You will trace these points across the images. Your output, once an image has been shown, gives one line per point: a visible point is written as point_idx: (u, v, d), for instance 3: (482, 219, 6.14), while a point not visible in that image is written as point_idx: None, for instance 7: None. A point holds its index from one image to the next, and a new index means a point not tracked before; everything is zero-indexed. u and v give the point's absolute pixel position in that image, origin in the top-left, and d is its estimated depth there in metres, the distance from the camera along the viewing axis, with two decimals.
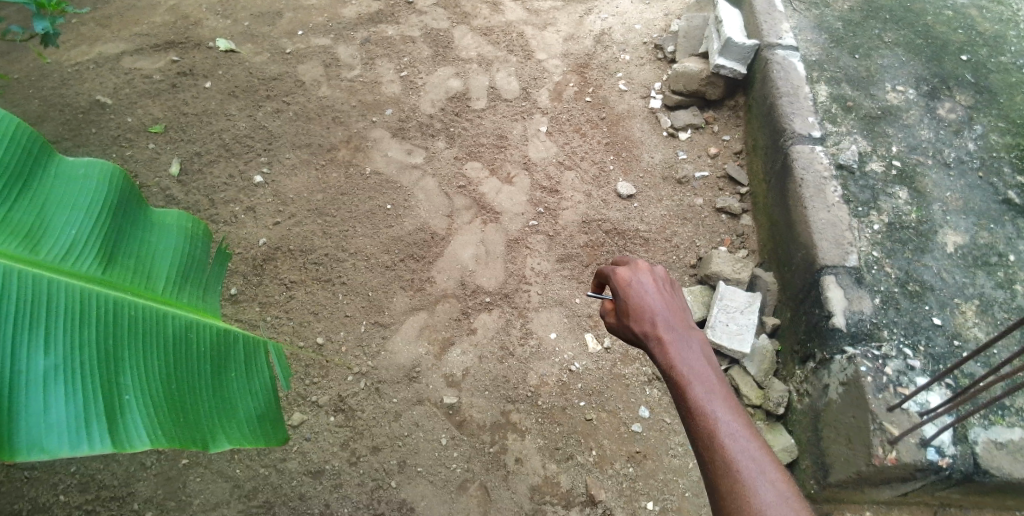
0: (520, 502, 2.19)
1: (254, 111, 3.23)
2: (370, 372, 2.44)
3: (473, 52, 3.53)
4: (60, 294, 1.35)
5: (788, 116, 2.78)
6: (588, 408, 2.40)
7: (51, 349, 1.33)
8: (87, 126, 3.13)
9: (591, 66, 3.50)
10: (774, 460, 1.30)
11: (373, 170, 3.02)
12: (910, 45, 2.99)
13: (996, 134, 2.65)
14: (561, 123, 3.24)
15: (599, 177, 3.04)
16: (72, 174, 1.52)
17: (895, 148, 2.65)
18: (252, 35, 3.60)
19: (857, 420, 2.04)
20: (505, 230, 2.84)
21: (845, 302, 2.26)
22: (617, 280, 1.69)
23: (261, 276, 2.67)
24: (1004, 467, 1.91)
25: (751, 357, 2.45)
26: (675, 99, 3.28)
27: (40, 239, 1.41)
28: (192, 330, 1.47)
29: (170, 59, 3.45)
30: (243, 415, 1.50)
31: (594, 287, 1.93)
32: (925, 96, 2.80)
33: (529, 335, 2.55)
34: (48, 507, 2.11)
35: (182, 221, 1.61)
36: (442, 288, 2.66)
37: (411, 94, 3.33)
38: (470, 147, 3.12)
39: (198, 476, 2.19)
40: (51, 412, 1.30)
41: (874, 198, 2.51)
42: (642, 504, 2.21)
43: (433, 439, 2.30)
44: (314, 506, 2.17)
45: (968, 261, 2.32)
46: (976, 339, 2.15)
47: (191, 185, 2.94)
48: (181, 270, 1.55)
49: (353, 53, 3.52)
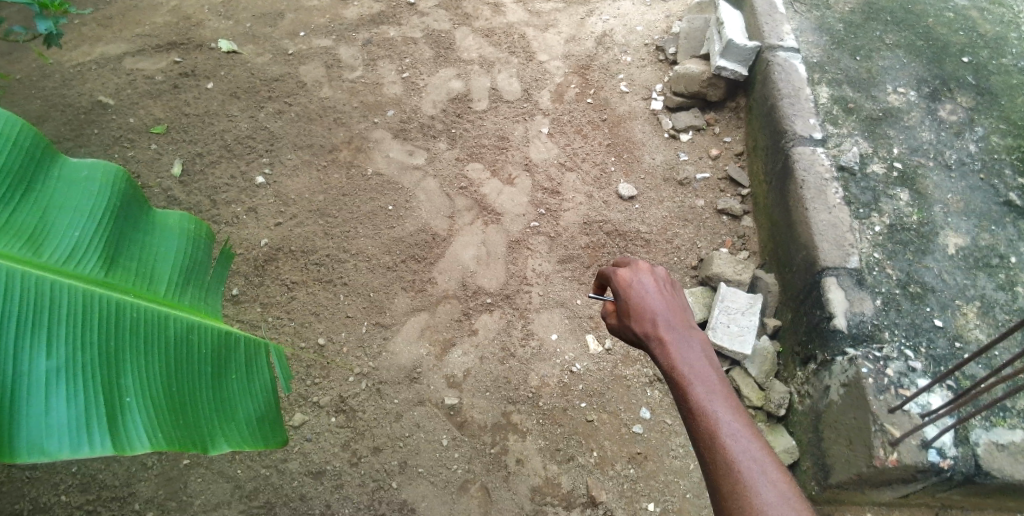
0: (520, 503, 2.19)
1: (256, 112, 3.24)
2: (370, 373, 2.44)
3: (474, 53, 3.53)
4: (63, 295, 1.36)
5: (789, 117, 2.79)
6: (589, 409, 2.40)
7: (53, 351, 1.33)
8: (89, 127, 3.13)
9: (592, 68, 3.50)
10: (775, 460, 1.30)
11: (375, 171, 3.02)
12: (911, 46, 3.00)
13: (997, 136, 2.65)
14: (562, 124, 3.24)
15: (600, 178, 3.04)
16: (74, 177, 1.53)
17: (896, 149, 2.65)
18: (253, 36, 3.60)
19: (857, 421, 2.04)
20: (506, 231, 2.84)
21: (846, 304, 2.26)
22: (619, 281, 1.69)
23: (262, 277, 2.67)
24: (1005, 468, 1.91)
25: (751, 358, 2.45)
26: (676, 100, 3.29)
27: (42, 241, 1.41)
28: (194, 332, 1.47)
29: (172, 60, 3.46)
30: (243, 417, 1.51)
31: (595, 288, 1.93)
32: (926, 98, 2.80)
33: (530, 336, 2.55)
34: (48, 507, 2.11)
35: (184, 222, 1.62)
36: (442, 289, 2.66)
37: (412, 95, 3.33)
38: (471, 148, 3.12)
39: (198, 476, 2.19)
40: (52, 414, 1.30)
41: (875, 200, 2.51)
42: (643, 505, 2.21)
43: (434, 440, 2.30)
44: (314, 506, 2.17)
45: (969, 262, 2.32)
46: (977, 341, 2.15)
47: (192, 186, 2.95)
48: (182, 272, 1.55)
49: (355, 54, 3.52)
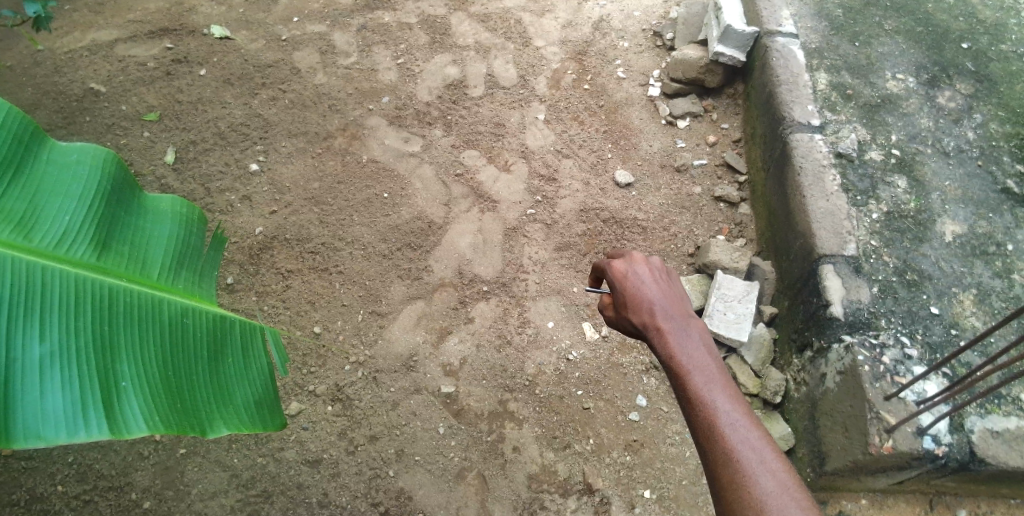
0: (517, 491, 2.20)
1: (249, 99, 3.21)
2: (367, 361, 2.43)
3: (470, 39, 3.50)
4: (54, 283, 1.34)
5: (787, 103, 2.78)
6: (585, 397, 2.40)
7: (46, 336, 1.32)
8: (81, 115, 3.10)
9: (589, 53, 3.47)
10: (775, 448, 1.30)
11: (370, 158, 3.00)
12: (910, 32, 2.97)
13: (996, 123, 2.64)
14: (559, 111, 3.22)
15: (596, 165, 3.02)
16: (64, 161, 1.51)
17: (895, 136, 2.64)
18: (247, 22, 3.56)
19: (853, 409, 2.05)
20: (503, 219, 2.83)
21: (842, 291, 2.26)
22: (613, 274, 1.68)
23: (257, 266, 2.66)
24: (1000, 456, 1.91)
25: (748, 347, 2.45)
26: (673, 87, 3.27)
27: (33, 226, 1.40)
28: (188, 317, 1.47)
29: (164, 46, 3.41)
30: (241, 402, 1.50)
31: (591, 279, 1.93)
32: (925, 85, 2.78)
33: (527, 324, 2.55)
34: (46, 497, 2.12)
35: (177, 207, 1.61)
36: (438, 277, 2.65)
37: (408, 82, 3.30)
38: (468, 135, 3.10)
39: (196, 465, 2.19)
40: (48, 400, 1.29)
41: (872, 187, 2.50)
42: (639, 492, 2.22)
43: (431, 428, 2.30)
44: (312, 494, 2.17)
45: (966, 250, 2.32)
46: (973, 329, 2.16)
47: (186, 174, 2.92)
48: (176, 258, 1.54)
49: (349, 40, 3.48)
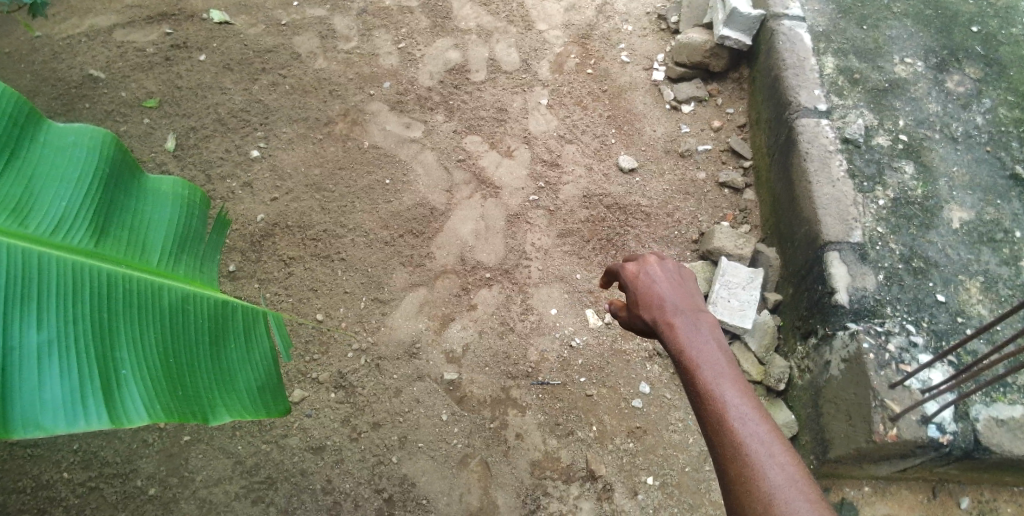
0: (520, 477, 2.20)
1: (249, 84, 3.18)
2: (370, 348, 2.43)
3: (472, 23, 3.45)
4: (52, 271, 1.33)
5: (793, 88, 2.74)
6: (588, 383, 2.40)
7: (43, 323, 1.31)
8: (80, 101, 3.08)
9: (592, 37, 3.43)
10: (784, 441, 1.28)
11: (371, 144, 2.98)
12: (919, 15, 2.92)
13: (1005, 109, 2.61)
14: (561, 96, 3.18)
15: (600, 150, 3.00)
16: (61, 143, 1.49)
17: (902, 121, 2.61)
18: (246, 6, 3.52)
19: (857, 397, 2.04)
20: (505, 205, 2.81)
21: (847, 278, 2.24)
22: (626, 275, 1.69)
23: (259, 252, 2.65)
24: (1004, 444, 1.91)
25: (752, 333, 2.45)
26: (678, 71, 3.23)
27: (28, 213, 1.38)
28: (189, 304, 1.45)
29: (163, 32, 3.38)
30: (243, 387, 1.50)
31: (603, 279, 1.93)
32: (933, 69, 2.74)
33: (529, 311, 2.54)
34: (50, 484, 2.13)
35: (177, 188, 1.58)
36: (441, 265, 2.64)
37: (409, 66, 3.27)
38: (470, 120, 3.07)
39: (200, 452, 2.20)
40: (45, 389, 1.29)
41: (878, 173, 2.47)
42: (642, 478, 2.22)
43: (433, 415, 2.30)
44: (315, 481, 2.18)
45: (973, 237, 2.30)
46: (979, 317, 2.14)
47: (187, 161, 2.90)
48: (177, 243, 1.53)
49: (350, 24, 3.45)
